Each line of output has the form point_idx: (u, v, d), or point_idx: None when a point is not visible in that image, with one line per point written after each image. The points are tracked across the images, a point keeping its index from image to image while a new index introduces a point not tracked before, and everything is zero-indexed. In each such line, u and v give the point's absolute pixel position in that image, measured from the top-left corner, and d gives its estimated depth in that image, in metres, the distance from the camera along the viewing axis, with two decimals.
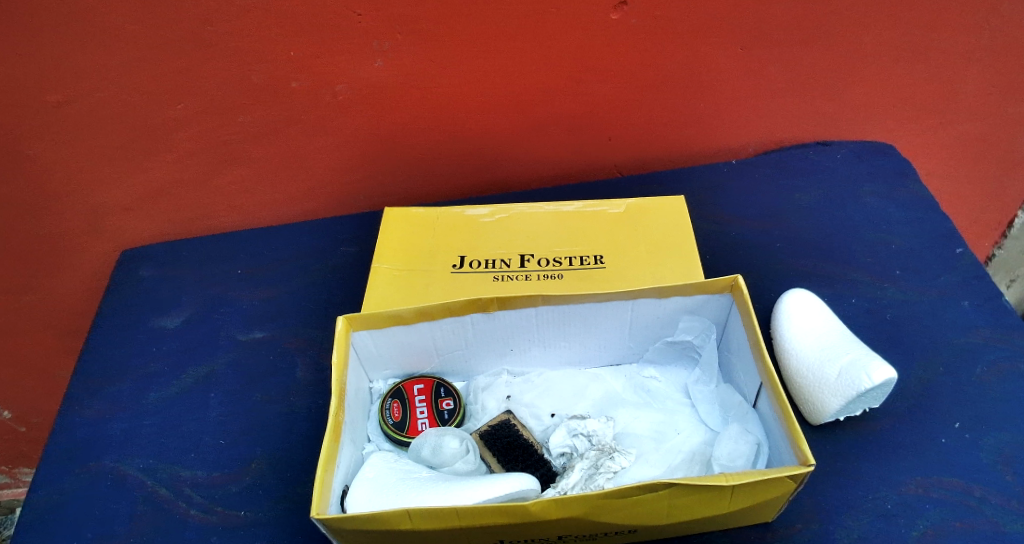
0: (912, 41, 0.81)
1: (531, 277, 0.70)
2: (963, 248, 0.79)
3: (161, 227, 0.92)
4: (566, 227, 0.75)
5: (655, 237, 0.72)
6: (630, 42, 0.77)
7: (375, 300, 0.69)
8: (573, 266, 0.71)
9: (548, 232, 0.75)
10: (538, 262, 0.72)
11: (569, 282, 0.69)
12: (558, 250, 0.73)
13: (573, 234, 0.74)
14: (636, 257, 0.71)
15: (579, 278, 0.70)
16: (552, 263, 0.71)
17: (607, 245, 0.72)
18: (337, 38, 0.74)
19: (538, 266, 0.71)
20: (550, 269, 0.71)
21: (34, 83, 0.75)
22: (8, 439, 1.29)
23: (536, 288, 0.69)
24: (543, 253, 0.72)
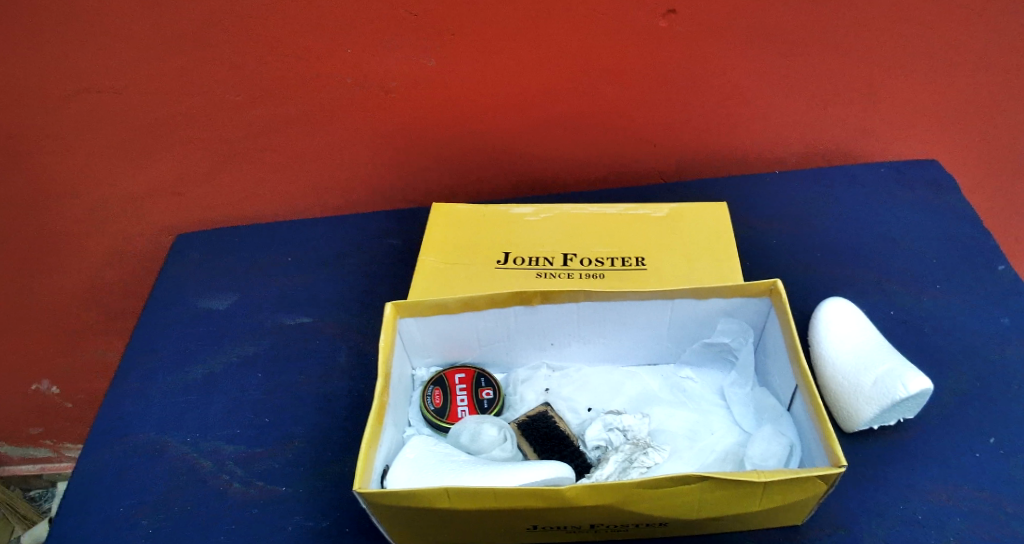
0: (957, 56, 0.81)
1: (572, 275, 0.72)
2: (1002, 264, 0.78)
3: (213, 212, 0.96)
4: (607, 227, 0.77)
5: (693, 241, 0.73)
6: (674, 49, 0.79)
7: (420, 290, 0.71)
8: (613, 266, 0.72)
9: (589, 232, 0.76)
10: (579, 261, 0.73)
11: (609, 281, 0.71)
12: (599, 249, 0.74)
13: (614, 235, 0.76)
14: (676, 259, 0.72)
15: (618, 277, 0.71)
16: (593, 262, 0.73)
17: (647, 247, 0.74)
18: (390, 36, 0.77)
19: (579, 265, 0.73)
20: (590, 268, 0.72)
21: (104, 70, 0.79)
22: (54, 414, 1.34)
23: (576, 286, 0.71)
24: (585, 252, 0.74)
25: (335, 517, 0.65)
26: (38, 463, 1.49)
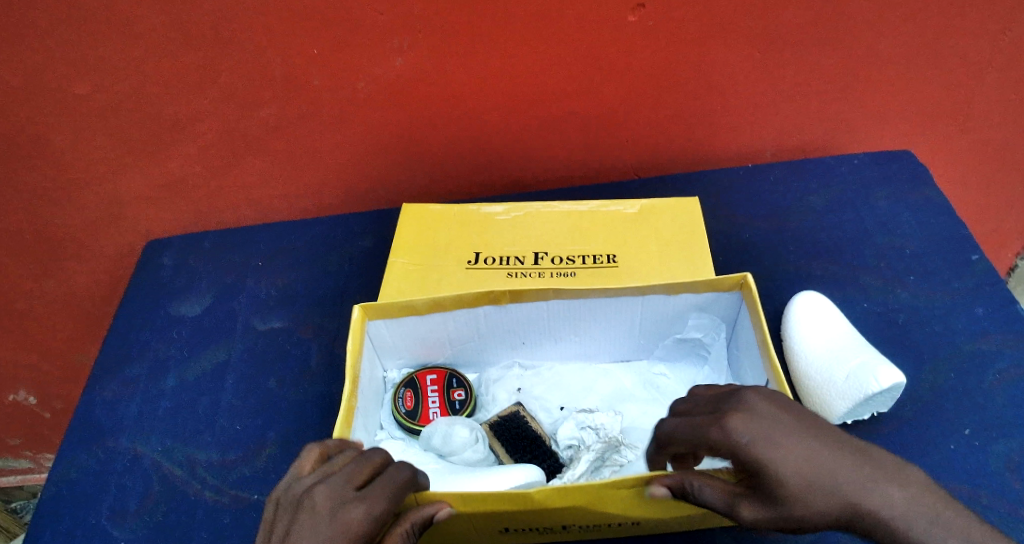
0: (929, 47, 0.80)
1: (544, 274, 0.71)
2: (976, 254, 0.78)
3: (181, 217, 0.95)
4: (579, 224, 0.76)
5: (668, 237, 0.73)
6: (645, 43, 0.78)
7: (391, 291, 0.70)
8: (586, 264, 0.72)
9: (561, 229, 0.76)
10: (551, 260, 0.73)
11: (582, 279, 0.70)
12: (572, 247, 0.74)
13: (586, 233, 0.75)
14: (650, 257, 0.71)
15: (592, 275, 0.71)
16: (565, 260, 0.72)
17: (619, 244, 0.73)
18: (357, 34, 0.76)
19: (552, 263, 0.72)
20: (564, 266, 0.72)
21: (62, 75, 0.77)
22: (29, 425, 1.32)
23: (551, 284, 0.70)
24: (557, 251, 0.73)
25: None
26: (17, 474, 1.47)
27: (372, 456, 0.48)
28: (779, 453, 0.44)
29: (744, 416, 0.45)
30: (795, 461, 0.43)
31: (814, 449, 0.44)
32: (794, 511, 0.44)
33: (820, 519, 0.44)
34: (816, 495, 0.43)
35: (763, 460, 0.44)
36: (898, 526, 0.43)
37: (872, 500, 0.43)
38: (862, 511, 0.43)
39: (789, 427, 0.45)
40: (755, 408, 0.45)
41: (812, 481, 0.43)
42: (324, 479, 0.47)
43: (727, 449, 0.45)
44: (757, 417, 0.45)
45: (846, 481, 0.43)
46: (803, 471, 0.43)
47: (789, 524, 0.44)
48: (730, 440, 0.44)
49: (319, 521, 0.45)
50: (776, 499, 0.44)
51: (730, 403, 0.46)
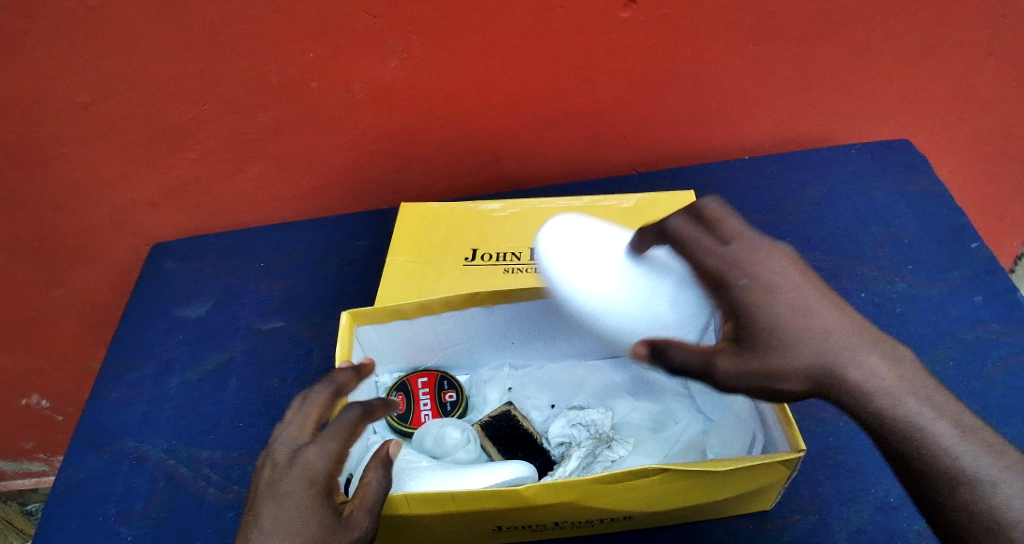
0: (924, 35, 0.80)
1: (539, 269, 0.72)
2: (976, 242, 0.78)
3: (184, 221, 0.96)
4: None
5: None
6: (637, 39, 0.78)
7: (387, 291, 0.71)
8: None
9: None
10: None
11: None
12: None
13: None
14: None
15: None
16: None
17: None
18: (350, 37, 0.76)
19: None
20: None
21: (64, 85, 0.78)
22: (42, 429, 1.34)
23: None
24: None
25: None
26: (33, 478, 1.49)
27: (325, 403, 0.52)
28: (776, 294, 0.49)
29: (755, 261, 0.51)
30: (790, 304, 0.49)
31: (818, 308, 0.49)
32: (775, 355, 0.48)
33: (804, 368, 0.48)
34: (802, 345, 0.48)
35: (761, 297, 0.49)
36: (883, 391, 0.47)
37: (865, 359, 0.47)
38: (848, 369, 0.47)
39: (791, 280, 0.50)
40: (775, 265, 0.50)
41: (796, 333, 0.48)
42: (281, 430, 0.51)
43: (727, 288, 0.50)
44: (779, 266, 0.51)
45: (827, 340, 0.48)
46: (793, 314, 0.49)
47: (762, 374, 0.48)
48: (729, 278, 0.50)
49: (279, 466, 0.49)
50: (758, 343, 0.49)
51: (746, 245, 0.51)
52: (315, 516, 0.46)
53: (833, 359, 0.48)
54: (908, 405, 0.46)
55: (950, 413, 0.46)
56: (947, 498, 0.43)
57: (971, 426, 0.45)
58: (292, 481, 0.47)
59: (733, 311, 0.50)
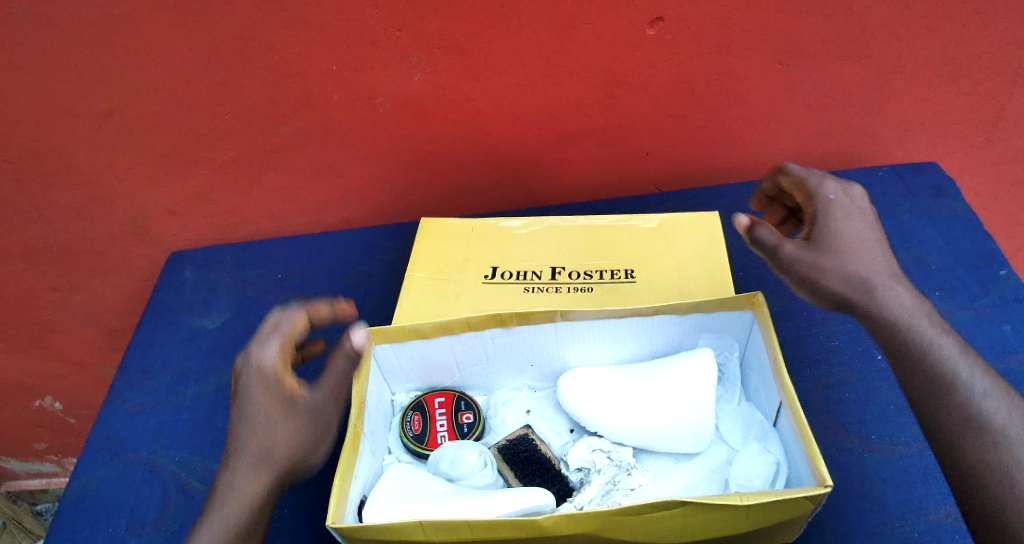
0: (954, 56, 0.79)
1: (560, 289, 0.71)
2: (1005, 269, 0.76)
3: (202, 230, 0.96)
4: (593, 240, 0.75)
5: (685, 254, 0.72)
6: (662, 56, 0.77)
7: (406, 308, 0.70)
8: (602, 279, 0.71)
9: (578, 244, 0.75)
10: (567, 274, 0.72)
11: (598, 295, 0.69)
12: (587, 262, 0.73)
13: (603, 247, 0.74)
14: (670, 273, 0.70)
15: (607, 292, 0.70)
16: (582, 276, 0.72)
17: (638, 259, 0.72)
18: (375, 50, 0.76)
19: (568, 279, 0.72)
20: (580, 282, 0.71)
21: (88, 92, 0.79)
22: (55, 431, 1.34)
23: (565, 300, 0.70)
24: (575, 266, 0.73)
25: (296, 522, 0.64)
26: (45, 479, 1.50)
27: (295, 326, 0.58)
28: (852, 223, 0.62)
29: (846, 199, 0.64)
30: (852, 230, 0.62)
31: (867, 236, 0.62)
32: (830, 259, 0.60)
33: (849, 277, 0.59)
34: (857, 258, 0.60)
35: (834, 217, 0.63)
36: (908, 307, 0.57)
37: (896, 288, 0.58)
38: (886, 288, 0.58)
39: (866, 223, 0.63)
40: (858, 205, 0.64)
41: (854, 251, 0.60)
42: (245, 349, 0.57)
43: (828, 223, 0.62)
44: (869, 224, 0.63)
45: (873, 262, 0.60)
46: (853, 236, 0.61)
47: (820, 277, 0.60)
48: (836, 216, 0.63)
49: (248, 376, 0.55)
50: (832, 254, 0.60)
51: (842, 186, 0.66)
52: (279, 413, 0.54)
53: (872, 274, 0.59)
54: (930, 330, 0.56)
55: (959, 344, 0.55)
56: (950, 404, 0.52)
57: (975, 362, 0.54)
58: (253, 384, 0.55)
59: (818, 236, 0.62)
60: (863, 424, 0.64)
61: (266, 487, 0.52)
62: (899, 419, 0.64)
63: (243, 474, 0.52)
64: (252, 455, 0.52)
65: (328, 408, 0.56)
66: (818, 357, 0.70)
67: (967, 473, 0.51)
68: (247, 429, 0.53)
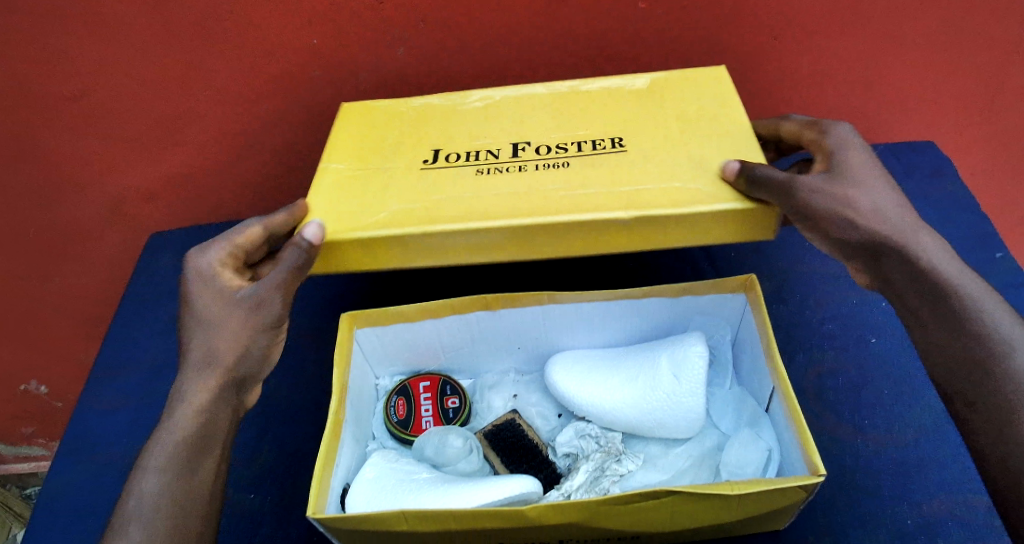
0: (953, 31, 0.76)
1: (525, 167, 0.62)
2: (1001, 251, 0.75)
3: (182, 214, 0.93)
4: (561, 113, 0.68)
5: (665, 123, 0.64)
6: (653, 32, 0.75)
7: (326, 199, 0.62)
8: (577, 152, 0.63)
9: (547, 118, 0.67)
10: (534, 150, 0.64)
11: (575, 169, 0.61)
12: (554, 136, 0.65)
13: (572, 120, 0.67)
14: (663, 153, 0.62)
15: (587, 163, 0.61)
16: (554, 150, 0.63)
17: (619, 127, 0.65)
18: (355, 25, 0.73)
19: (534, 154, 0.63)
20: (551, 157, 0.63)
21: (56, 70, 0.76)
22: (41, 418, 1.32)
23: (528, 178, 0.61)
24: (539, 140, 0.65)
25: (281, 513, 0.63)
26: (32, 464, 1.48)
27: (238, 232, 0.61)
28: (864, 158, 0.58)
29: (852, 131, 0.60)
30: (867, 162, 0.58)
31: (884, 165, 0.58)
32: (849, 190, 0.56)
33: (867, 212, 0.55)
34: (882, 191, 0.56)
35: (844, 150, 0.59)
36: (930, 256, 0.54)
37: (917, 235, 0.55)
38: (906, 237, 0.54)
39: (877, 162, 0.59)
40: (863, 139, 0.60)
41: (870, 187, 0.56)
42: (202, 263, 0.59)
43: (841, 157, 0.58)
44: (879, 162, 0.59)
45: (893, 203, 0.56)
46: (865, 168, 0.57)
47: (841, 205, 0.55)
48: (847, 151, 0.58)
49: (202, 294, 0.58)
50: (857, 186, 0.56)
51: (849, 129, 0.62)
52: (217, 321, 0.57)
53: (890, 215, 0.55)
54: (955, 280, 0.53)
55: (987, 299, 0.52)
56: (985, 365, 0.50)
57: (1005, 315, 0.51)
58: (200, 295, 0.58)
59: (836, 169, 0.57)
60: (857, 412, 0.63)
61: (204, 391, 0.55)
62: (893, 407, 0.63)
63: (194, 390, 0.55)
64: (191, 362, 0.56)
65: (263, 311, 0.57)
66: (812, 343, 0.68)
67: (987, 423, 0.49)
68: (186, 345, 0.57)
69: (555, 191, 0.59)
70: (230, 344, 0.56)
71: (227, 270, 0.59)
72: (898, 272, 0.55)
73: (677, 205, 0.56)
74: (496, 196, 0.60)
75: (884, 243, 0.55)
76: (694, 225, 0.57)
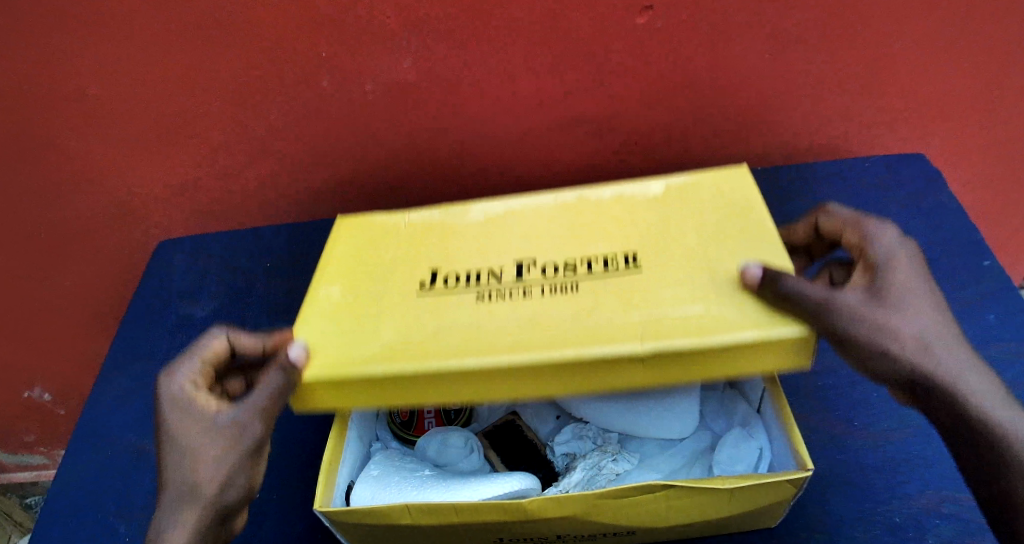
0: (940, 46, 0.79)
1: (530, 290, 0.56)
2: (989, 259, 0.77)
3: (191, 217, 0.95)
4: (573, 223, 0.62)
5: (686, 239, 0.58)
6: (652, 45, 0.78)
7: (312, 330, 0.56)
8: (591, 273, 0.57)
9: (558, 229, 0.62)
10: (540, 271, 0.58)
11: (586, 295, 0.55)
12: (566, 254, 0.59)
13: (586, 231, 0.61)
14: (682, 268, 0.55)
15: (600, 290, 0.55)
16: (563, 270, 0.58)
17: (636, 242, 0.59)
18: (364, 37, 0.76)
19: (540, 275, 0.58)
20: (559, 279, 0.57)
21: (76, 74, 0.79)
22: (44, 422, 1.33)
23: (535, 306, 0.55)
24: (544, 258, 0.59)
25: (286, 507, 0.64)
26: (34, 470, 1.48)
27: (204, 346, 0.58)
28: (906, 273, 0.53)
29: (895, 236, 0.55)
30: (910, 277, 0.52)
31: (932, 284, 0.53)
32: (892, 315, 0.51)
33: (910, 342, 0.51)
34: (927, 313, 0.51)
35: (885, 264, 0.53)
36: (972, 386, 0.51)
37: (961, 365, 0.51)
38: (948, 368, 0.51)
39: (922, 272, 0.53)
40: (908, 240, 0.55)
41: (913, 310, 0.51)
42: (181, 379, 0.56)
43: (882, 273, 0.53)
44: (923, 271, 0.54)
45: (937, 330, 0.51)
46: (909, 283, 0.52)
47: (882, 336, 0.50)
48: (889, 264, 0.53)
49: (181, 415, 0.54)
50: (901, 308, 0.51)
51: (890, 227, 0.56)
52: (197, 448, 0.53)
53: (935, 344, 0.51)
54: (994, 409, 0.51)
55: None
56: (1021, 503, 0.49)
57: None
58: (178, 417, 0.54)
59: (877, 286, 0.52)
60: (848, 412, 0.65)
61: (186, 521, 0.52)
62: (883, 407, 0.64)
63: (178, 521, 0.52)
64: (171, 489, 0.53)
65: (243, 437, 0.53)
66: None
67: None
68: (167, 471, 0.53)
69: (561, 320, 0.53)
70: (206, 475, 0.52)
71: (198, 391, 0.55)
72: (940, 405, 0.51)
73: (703, 335, 0.49)
74: (492, 325, 0.53)
75: (927, 377, 0.51)
76: (725, 360, 0.49)
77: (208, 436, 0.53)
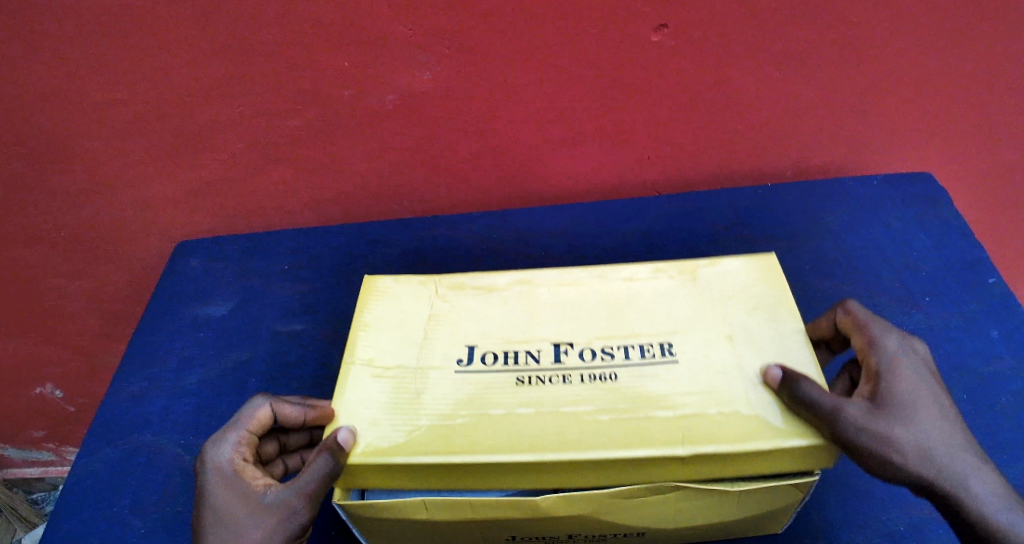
0: (947, 68, 0.81)
1: (570, 377, 0.55)
2: (994, 277, 0.78)
3: (209, 220, 0.97)
4: (611, 299, 0.61)
5: (720, 330, 0.57)
6: (665, 63, 0.79)
7: (349, 413, 0.54)
8: (631, 362, 0.56)
9: (594, 305, 0.61)
10: (580, 354, 0.57)
11: (627, 394, 0.54)
12: (606, 337, 0.58)
13: (624, 310, 0.60)
14: (715, 371, 0.54)
15: (637, 388, 0.54)
16: (603, 355, 0.57)
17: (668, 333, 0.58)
18: (384, 49, 0.78)
19: (579, 360, 0.57)
20: (599, 367, 0.56)
21: (102, 81, 0.81)
22: (54, 418, 1.34)
23: (575, 396, 0.54)
24: (584, 341, 0.58)
25: None
26: (41, 466, 1.50)
27: (249, 418, 0.61)
28: (914, 386, 0.54)
29: (902, 345, 0.56)
30: (917, 389, 0.54)
31: (938, 392, 0.54)
32: (900, 429, 0.52)
33: (916, 453, 0.52)
34: (932, 424, 0.53)
35: (893, 375, 0.54)
36: (978, 491, 0.52)
37: (967, 470, 0.53)
38: (955, 474, 0.52)
39: (929, 381, 0.55)
40: (914, 350, 0.56)
41: (920, 422, 0.53)
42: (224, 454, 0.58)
43: (890, 384, 0.54)
44: (930, 380, 0.55)
45: (944, 439, 0.53)
46: (915, 396, 0.54)
47: (891, 450, 0.52)
48: (897, 376, 0.54)
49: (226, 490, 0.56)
50: (907, 420, 0.53)
51: (899, 331, 0.57)
52: (241, 523, 0.55)
53: (940, 452, 0.52)
54: (1002, 515, 0.52)
55: None
56: None
57: None
58: (222, 491, 0.56)
59: (885, 399, 0.53)
60: None
61: None
62: None
63: None
64: None
65: (287, 513, 0.54)
66: None
67: None
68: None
69: (597, 420, 0.52)
70: None
71: (244, 465, 0.58)
72: (946, 508, 0.53)
73: (736, 439, 0.50)
74: (533, 417, 0.53)
75: (934, 485, 0.52)
76: (756, 462, 0.50)
77: (251, 512, 0.55)
